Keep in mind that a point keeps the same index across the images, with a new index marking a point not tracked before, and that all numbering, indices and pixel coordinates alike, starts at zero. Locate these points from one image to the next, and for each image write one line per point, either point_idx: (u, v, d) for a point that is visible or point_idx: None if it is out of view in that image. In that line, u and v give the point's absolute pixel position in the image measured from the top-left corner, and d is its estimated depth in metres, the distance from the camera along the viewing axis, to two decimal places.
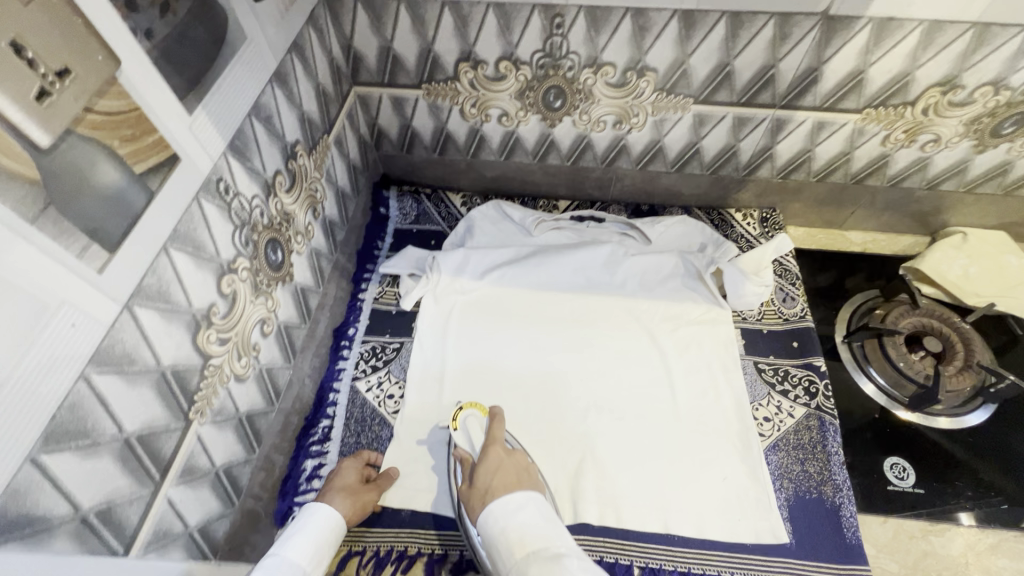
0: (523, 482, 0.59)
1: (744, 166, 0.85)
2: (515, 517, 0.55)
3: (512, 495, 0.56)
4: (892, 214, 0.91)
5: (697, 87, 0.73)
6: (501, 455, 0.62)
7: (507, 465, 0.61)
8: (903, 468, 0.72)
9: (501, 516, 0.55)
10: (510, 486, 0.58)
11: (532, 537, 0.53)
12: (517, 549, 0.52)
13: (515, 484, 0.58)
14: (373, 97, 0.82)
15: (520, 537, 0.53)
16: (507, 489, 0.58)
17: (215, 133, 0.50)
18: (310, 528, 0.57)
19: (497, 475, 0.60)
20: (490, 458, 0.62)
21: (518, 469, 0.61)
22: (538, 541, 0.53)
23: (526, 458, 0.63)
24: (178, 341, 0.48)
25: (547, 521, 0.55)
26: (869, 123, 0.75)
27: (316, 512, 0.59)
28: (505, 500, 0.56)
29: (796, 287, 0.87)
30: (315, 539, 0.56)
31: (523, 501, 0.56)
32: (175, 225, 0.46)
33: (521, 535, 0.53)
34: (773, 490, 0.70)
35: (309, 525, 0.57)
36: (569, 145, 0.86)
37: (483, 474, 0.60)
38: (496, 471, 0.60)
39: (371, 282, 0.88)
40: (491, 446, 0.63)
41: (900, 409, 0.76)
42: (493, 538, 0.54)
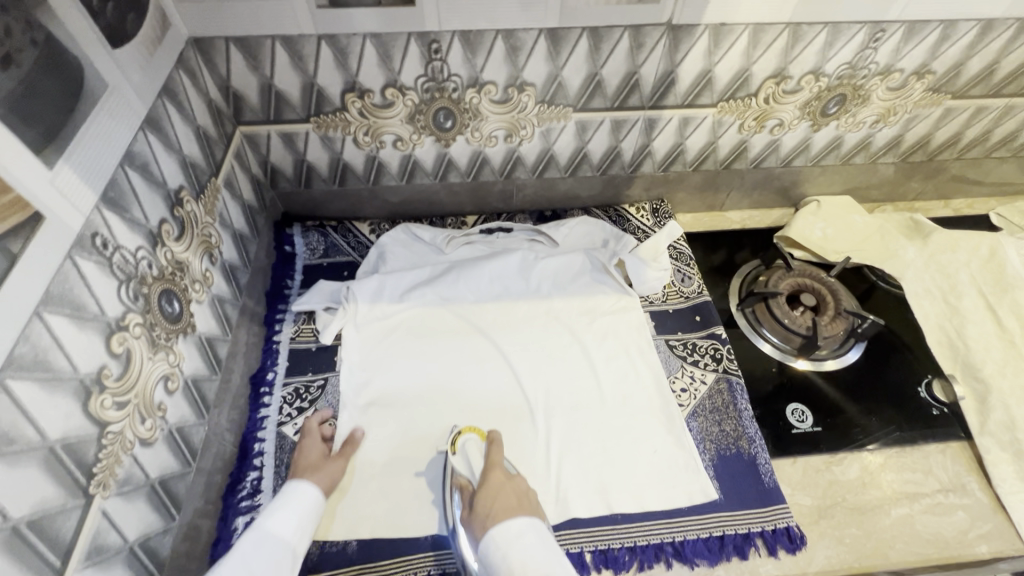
0: (524, 507, 0.61)
1: (629, 164, 0.93)
2: (519, 547, 0.56)
3: (513, 522, 0.58)
4: (760, 191, 1.03)
5: (574, 97, 0.79)
6: (501, 479, 0.64)
7: (509, 489, 0.63)
8: (802, 412, 0.81)
9: (503, 543, 0.56)
10: (512, 509, 0.60)
11: (532, 558, 0.55)
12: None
13: (519, 509, 0.60)
14: (261, 135, 0.80)
15: (521, 566, 0.54)
16: (507, 516, 0.59)
17: (84, 186, 0.47)
18: (287, 496, 0.63)
19: (499, 499, 0.62)
20: (491, 483, 0.64)
21: (517, 490, 0.63)
22: (538, 565, 0.55)
23: (524, 481, 0.66)
24: (66, 412, 0.44)
25: (547, 551, 0.56)
26: (725, 114, 0.85)
27: (296, 488, 0.64)
28: (507, 527, 0.58)
29: (691, 267, 0.95)
30: (295, 501, 0.63)
31: (522, 525, 0.58)
32: (48, 286, 0.43)
33: (523, 562, 0.55)
34: (698, 453, 0.76)
35: (289, 493, 0.64)
36: (467, 162, 0.89)
37: (486, 497, 0.62)
38: (499, 493, 0.62)
39: (285, 322, 0.85)
40: (494, 472, 0.65)
41: (794, 359, 0.86)
42: (495, 558, 0.56)
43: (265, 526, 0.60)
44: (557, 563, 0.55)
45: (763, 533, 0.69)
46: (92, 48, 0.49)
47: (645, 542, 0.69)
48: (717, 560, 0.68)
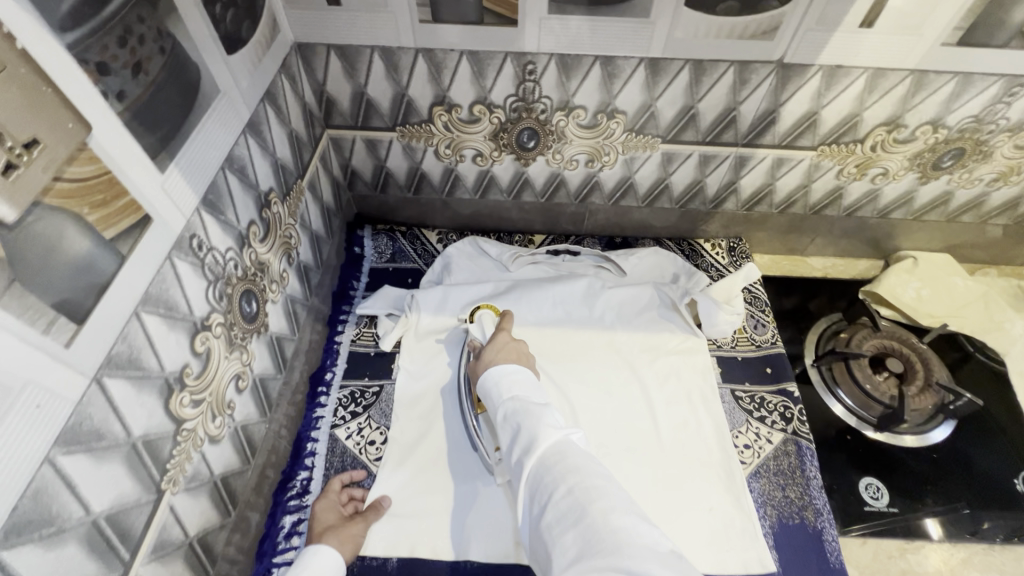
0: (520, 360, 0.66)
1: (711, 199, 0.89)
2: (511, 380, 0.60)
3: (509, 363, 0.63)
4: (849, 241, 0.96)
5: (665, 128, 0.76)
6: (506, 339, 0.70)
7: (511, 346, 0.68)
8: (877, 488, 0.74)
9: (501, 372, 0.61)
10: (510, 356, 0.66)
11: (520, 386, 0.59)
12: (506, 396, 0.58)
13: (516, 360, 0.65)
14: (347, 139, 0.81)
15: (509, 392, 0.59)
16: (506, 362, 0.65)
17: (188, 189, 0.48)
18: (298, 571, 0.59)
19: (501, 353, 0.67)
20: (498, 340, 0.70)
21: (519, 346, 0.69)
22: (526, 390, 0.59)
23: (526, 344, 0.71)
24: (150, 409, 0.45)
25: (538, 387, 0.59)
26: (825, 158, 0.80)
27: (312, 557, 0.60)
28: (503, 366, 0.62)
29: (766, 314, 0.90)
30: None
31: (516, 367, 0.62)
32: (146, 287, 0.44)
33: (513, 383, 0.59)
34: (757, 517, 0.71)
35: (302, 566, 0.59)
36: (543, 182, 0.87)
37: (492, 354, 0.67)
38: (501, 350, 0.68)
39: (347, 323, 0.86)
40: (501, 332, 0.71)
41: (869, 429, 0.79)
42: (490, 384, 0.61)
43: None
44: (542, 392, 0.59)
45: None
46: (211, 55, 0.50)
47: None
48: None
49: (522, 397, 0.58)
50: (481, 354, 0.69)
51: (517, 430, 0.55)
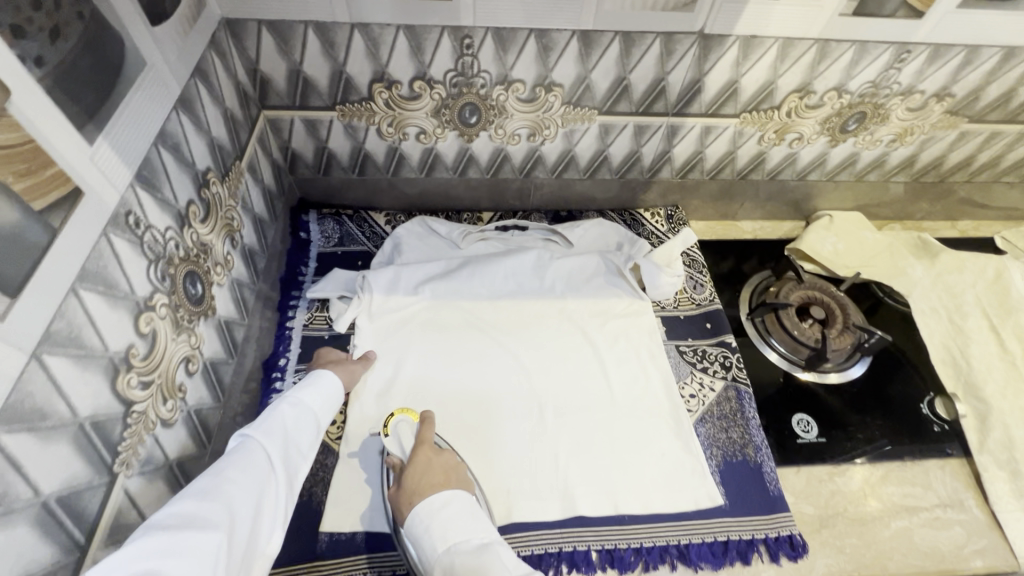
0: (452, 480, 0.63)
1: (647, 169, 0.94)
2: (444, 518, 0.59)
3: (440, 496, 0.60)
4: (773, 203, 1.04)
5: (601, 99, 0.80)
6: (429, 455, 0.65)
7: (436, 467, 0.63)
8: (807, 422, 0.82)
9: (430, 514, 0.59)
10: (439, 485, 0.62)
11: (454, 528, 0.58)
12: (441, 549, 0.57)
13: (446, 487, 0.61)
14: (285, 120, 0.80)
15: (445, 540, 0.57)
16: (434, 493, 0.61)
17: (120, 163, 0.47)
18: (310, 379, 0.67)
19: (427, 475, 0.63)
20: (420, 458, 0.65)
21: (445, 467, 0.64)
22: (460, 537, 0.58)
23: (451, 455, 0.66)
24: (96, 389, 0.44)
25: (472, 521, 0.59)
26: (747, 126, 0.86)
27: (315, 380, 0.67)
28: (435, 501, 0.60)
29: (703, 275, 0.96)
30: (315, 389, 0.66)
31: (450, 496, 0.60)
32: (83, 263, 0.42)
33: (446, 533, 0.58)
34: (705, 458, 0.77)
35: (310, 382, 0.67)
36: (488, 158, 0.89)
37: (416, 479, 0.62)
38: (426, 475, 0.63)
39: (298, 309, 0.85)
40: (420, 450, 0.65)
41: (800, 370, 0.87)
42: (420, 534, 0.58)
43: (278, 423, 0.59)
44: (480, 529, 0.59)
45: (767, 540, 0.71)
46: (133, 26, 0.49)
47: (652, 542, 0.70)
48: (721, 565, 0.69)
49: (458, 544, 0.57)
50: (401, 484, 0.63)
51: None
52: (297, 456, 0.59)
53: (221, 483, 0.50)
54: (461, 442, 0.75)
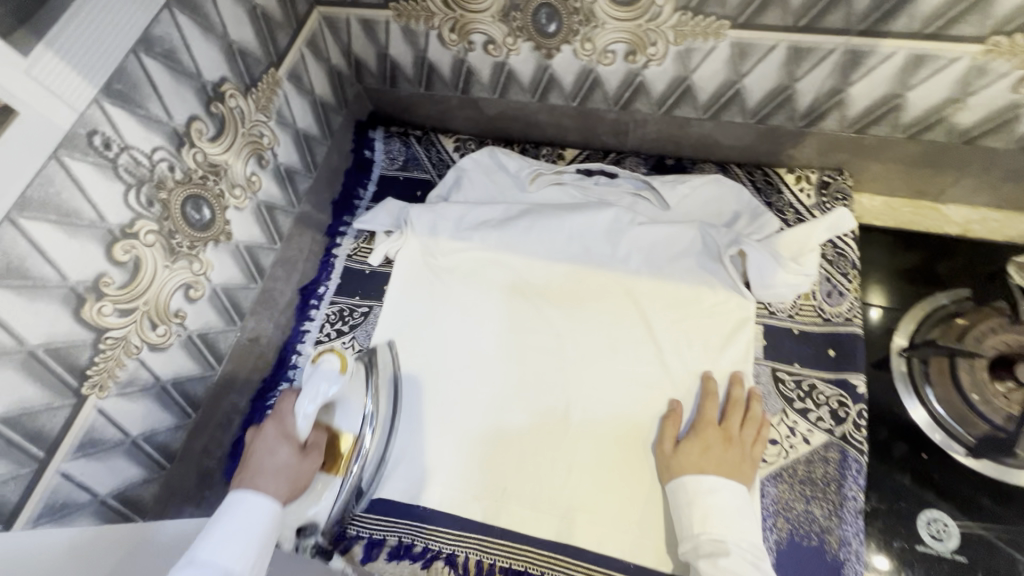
0: (729, 465, 0.58)
1: (802, 114, 0.65)
2: (709, 502, 0.55)
3: (706, 478, 0.57)
4: (1016, 186, 0.66)
5: (735, 5, 0.53)
6: (712, 437, 0.60)
7: (720, 453, 0.58)
8: (945, 526, 0.56)
9: (695, 495, 0.56)
10: (714, 467, 0.57)
11: (726, 518, 0.54)
12: (697, 530, 0.54)
13: (712, 472, 0.57)
14: (341, 18, 0.70)
15: (702, 520, 0.55)
16: (701, 469, 0.57)
17: (77, 76, 0.42)
18: (717, 500, 0.55)
19: (711, 455, 0.58)
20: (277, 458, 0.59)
21: (708, 442, 0.60)
22: (722, 528, 0.54)
23: (728, 434, 0.60)
24: (52, 317, 0.44)
25: (739, 518, 0.54)
26: (995, 58, 0.52)
27: (244, 500, 0.54)
28: (702, 481, 0.56)
29: (849, 280, 0.67)
30: (716, 505, 0.55)
31: (715, 484, 0.56)
32: (25, 188, 0.40)
33: (705, 518, 0.55)
34: (763, 528, 0.58)
35: (236, 510, 0.54)
36: (572, 81, 0.69)
37: (686, 457, 0.59)
38: (703, 455, 0.58)
39: (346, 236, 0.81)
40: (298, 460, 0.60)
41: (959, 451, 0.58)
42: (680, 504, 0.57)
43: None
44: (745, 526, 0.54)
45: None
46: None
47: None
48: None
49: (713, 533, 0.54)
50: (677, 452, 0.60)
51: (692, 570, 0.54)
52: None
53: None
54: (477, 417, 0.67)
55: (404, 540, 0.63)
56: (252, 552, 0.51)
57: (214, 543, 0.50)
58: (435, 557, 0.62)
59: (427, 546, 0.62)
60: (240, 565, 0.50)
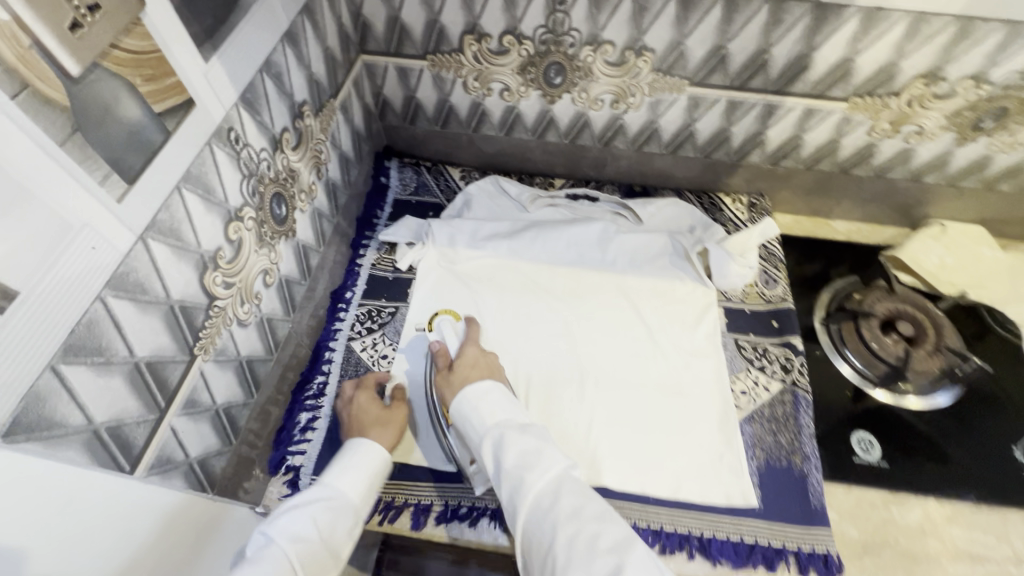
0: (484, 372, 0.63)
1: (735, 150, 0.88)
2: (488, 400, 0.58)
3: (483, 382, 0.60)
4: (877, 205, 0.94)
5: (693, 69, 0.76)
6: (475, 353, 0.66)
7: (483, 361, 0.64)
8: (869, 442, 0.75)
9: (471, 392, 0.59)
10: (483, 373, 0.63)
11: (494, 412, 0.58)
12: (480, 418, 0.57)
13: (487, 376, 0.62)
14: (380, 65, 0.84)
15: (477, 405, 0.58)
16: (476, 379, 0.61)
17: (228, 82, 0.52)
18: (480, 392, 0.59)
19: (473, 366, 0.64)
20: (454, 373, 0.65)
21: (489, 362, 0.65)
22: (494, 416, 0.57)
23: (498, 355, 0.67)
24: (187, 278, 0.50)
25: (507, 411, 0.58)
26: (856, 112, 0.78)
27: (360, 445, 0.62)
28: (477, 388, 0.59)
29: (779, 270, 0.90)
30: (480, 401, 0.58)
31: (489, 386, 0.60)
32: (188, 166, 0.48)
33: (485, 409, 0.58)
34: (745, 456, 0.73)
35: (351, 456, 0.61)
36: (568, 122, 0.88)
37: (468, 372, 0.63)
38: (472, 367, 0.64)
39: (369, 248, 0.91)
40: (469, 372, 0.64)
41: (871, 387, 0.79)
42: (466, 412, 0.58)
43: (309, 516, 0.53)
44: (509, 416, 0.58)
45: (798, 552, 0.66)
46: None
47: (672, 528, 0.68)
48: (742, 565, 0.66)
49: (497, 423, 0.57)
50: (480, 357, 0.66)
51: (484, 464, 0.55)
52: (327, 553, 0.52)
53: (290, 513, 0.53)
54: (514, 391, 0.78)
55: (451, 504, 0.69)
56: (363, 483, 0.59)
57: (334, 475, 0.58)
58: (484, 511, 0.69)
59: (473, 505, 0.69)
60: (354, 496, 0.58)
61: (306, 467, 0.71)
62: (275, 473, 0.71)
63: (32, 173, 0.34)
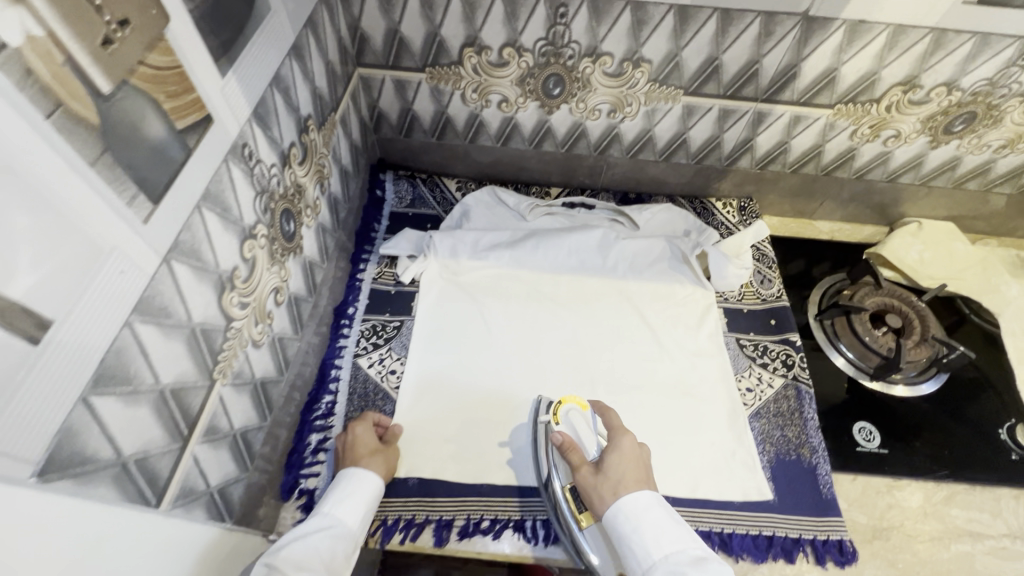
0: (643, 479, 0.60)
1: (726, 157, 0.92)
2: (648, 523, 0.56)
3: (642, 495, 0.58)
4: (857, 205, 0.99)
5: (688, 79, 0.79)
6: (629, 446, 0.63)
7: (636, 461, 0.62)
8: (870, 431, 0.79)
9: (633, 513, 0.57)
10: (637, 481, 0.60)
11: (661, 535, 0.55)
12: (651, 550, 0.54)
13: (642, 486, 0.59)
14: (377, 78, 0.84)
15: (649, 538, 0.55)
16: (634, 489, 0.59)
17: (242, 97, 0.51)
18: (648, 516, 0.56)
19: (627, 468, 0.61)
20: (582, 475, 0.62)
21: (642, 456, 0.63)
22: (671, 546, 0.54)
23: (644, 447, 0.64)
24: (207, 301, 0.48)
25: (676, 533, 0.56)
26: (840, 118, 0.82)
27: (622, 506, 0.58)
28: (637, 503, 0.57)
29: (772, 270, 0.93)
30: (649, 526, 0.56)
31: (650, 501, 0.58)
32: (207, 184, 0.47)
33: (658, 540, 0.55)
34: (756, 452, 0.75)
35: (347, 486, 0.64)
36: (565, 132, 0.90)
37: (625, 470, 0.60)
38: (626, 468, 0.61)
39: (369, 263, 0.90)
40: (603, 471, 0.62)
41: (866, 378, 0.83)
42: (629, 534, 0.56)
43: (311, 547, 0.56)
44: (678, 540, 0.55)
45: (814, 541, 0.68)
46: None
47: (694, 526, 0.69)
48: (763, 558, 0.68)
49: (670, 554, 0.54)
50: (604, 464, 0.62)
51: None
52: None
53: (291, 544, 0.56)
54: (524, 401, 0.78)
55: (474, 518, 0.68)
56: (359, 508, 0.62)
57: (333, 504, 0.62)
58: (505, 523, 0.68)
59: (496, 518, 0.69)
60: (353, 520, 0.61)
61: (321, 489, 0.69)
62: (288, 498, 0.69)
63: (67, 194, 0.32)
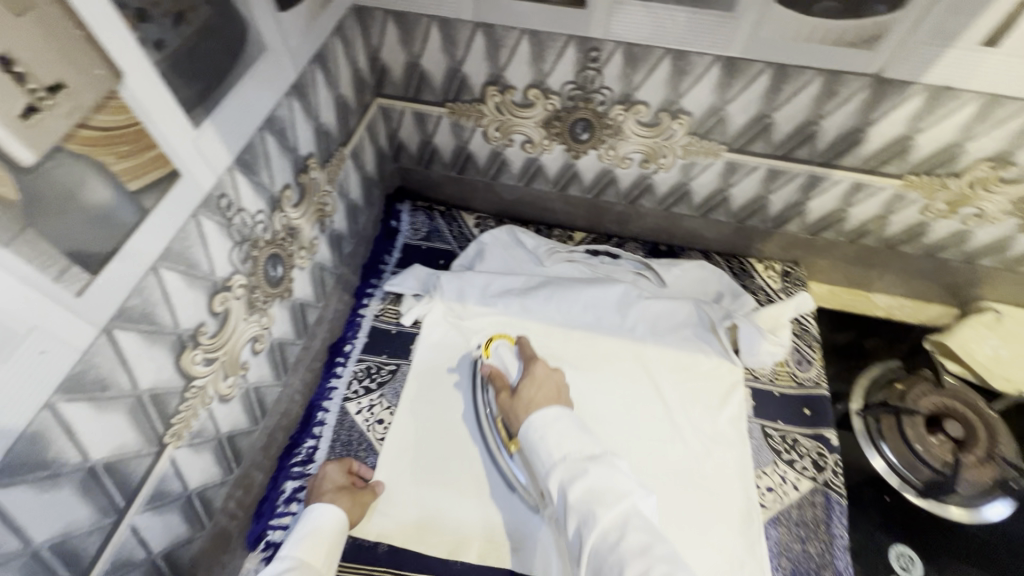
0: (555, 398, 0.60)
1: (772, 219, 0.82)
2: (557, 430, 0.55)
3: (551, 409, 0.57)
4: (924, 283, 0.86)
5: (732, 135, 0.70)
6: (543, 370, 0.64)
7: (551, 382, 0.62)
8: (910, 558, 0.67)
9: (539, 423, 0.56)
10: (551, 400, 0.59)
11: (566, 440, 0.54)
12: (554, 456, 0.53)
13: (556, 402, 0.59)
14: (396, 109, 0.80)
15: (552, 442, 0.54)
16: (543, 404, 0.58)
17: (222, 146, 0.47)
18: (547, 422, 0.56)
19: (541, 391, 0.61)
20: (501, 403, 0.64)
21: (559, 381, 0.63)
22: (575, 447, 0.53)
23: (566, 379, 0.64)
24: (160, 364, 0.45)
25: (580, 434, 0.54)
26: (910, 190, 0.71)
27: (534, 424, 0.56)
28: (543, 416, 0.56)
29: (814, 350, 0.82)
30: (550, 431, 0.55)
31: (557, 412, 0.57)
32: (168, 243, 0.43)
33: (561, 443, 0.54)
34: (770, 567, 0.66)
35: (306, 525, 0.60)
36: (592, 177, 0.83)
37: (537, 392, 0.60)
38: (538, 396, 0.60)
39: (373, 298, 0.85)
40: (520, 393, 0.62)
41: (912, 493, 0.71)
42: (535, 441, 0.55)
43: None
44: (587, 442, 0.54)
45: None
46: (259, 10, 0.49)
47: None
48: None
49: (572, 455, 0.53)
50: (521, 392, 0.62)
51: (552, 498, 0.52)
52: None
53: None
54: None
55: None
56: (320, 546, 0.59)
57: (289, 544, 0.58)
58: None
59: None
60: (312, 556, 0.57)
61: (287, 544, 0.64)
62: (253, 549, 0.64)
63: None
